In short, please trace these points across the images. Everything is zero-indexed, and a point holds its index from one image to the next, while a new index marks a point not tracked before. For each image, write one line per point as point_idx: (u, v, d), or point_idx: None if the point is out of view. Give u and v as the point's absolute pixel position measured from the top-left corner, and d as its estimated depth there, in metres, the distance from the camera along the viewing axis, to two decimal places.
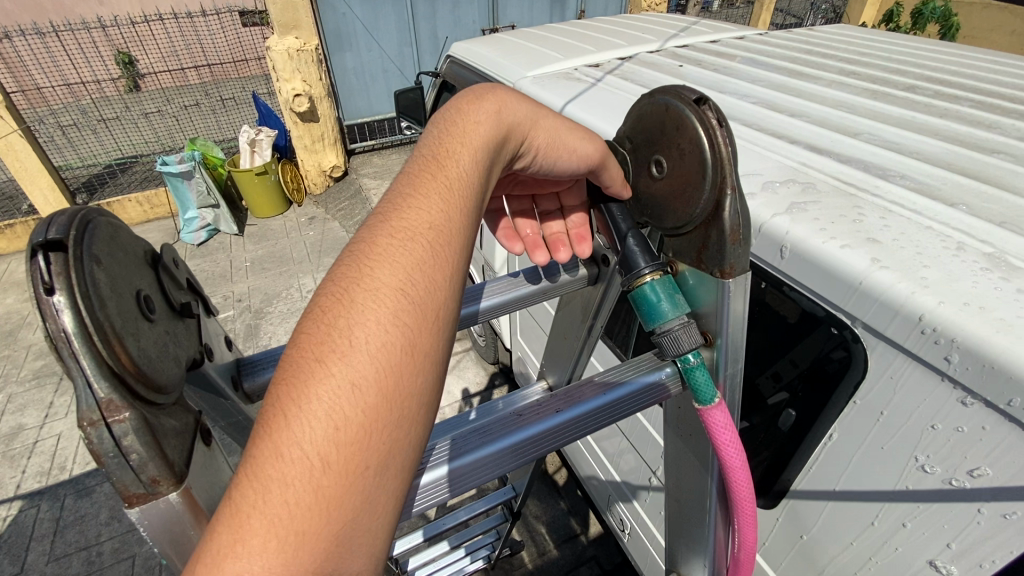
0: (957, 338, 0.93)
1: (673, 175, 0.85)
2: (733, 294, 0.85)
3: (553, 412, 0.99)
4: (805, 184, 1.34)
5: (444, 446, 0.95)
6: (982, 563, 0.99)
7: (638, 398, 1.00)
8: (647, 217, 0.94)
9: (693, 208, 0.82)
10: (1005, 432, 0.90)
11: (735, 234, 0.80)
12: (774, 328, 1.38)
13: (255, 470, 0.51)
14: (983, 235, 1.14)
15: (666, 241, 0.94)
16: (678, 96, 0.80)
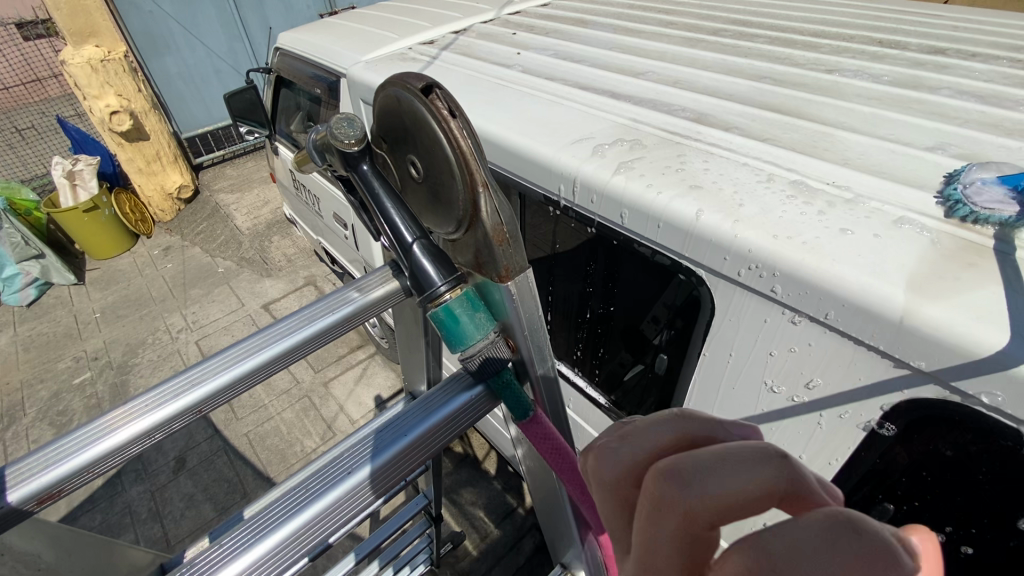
0: (778, 269, 1.02)
1: (427, 176, 0.80)
2: (517, 295, 0.85)
3: (348, 471, 0.94)
4: (632, 141, 1.39)
5: (233, 546, 0.85)
6: (831, 461, 1.13)
7: (462, 413, 1.03)
8: (426, 222, 0.89)
9: (453, 211, 0.78)
10: (829, 343, 1.02)
11: (500, 236, 0.77)
12: (644, 278, 1.45)
13: None
14: (791, 163, 1.25)
15: (449, 245, 0.90)
16: (407, 86, 0.74)
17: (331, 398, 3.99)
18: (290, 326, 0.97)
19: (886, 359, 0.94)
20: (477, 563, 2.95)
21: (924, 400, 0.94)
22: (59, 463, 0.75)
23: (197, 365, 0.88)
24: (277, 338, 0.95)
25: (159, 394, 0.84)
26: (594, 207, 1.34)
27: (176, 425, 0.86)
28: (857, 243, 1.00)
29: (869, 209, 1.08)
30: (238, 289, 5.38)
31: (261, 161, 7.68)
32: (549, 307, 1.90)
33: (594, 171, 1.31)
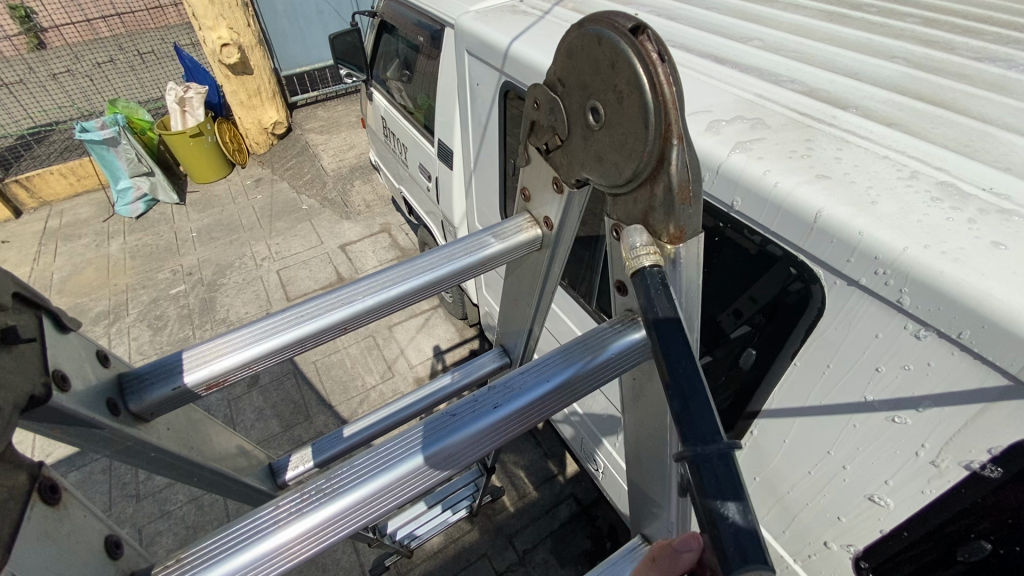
0: (909, 273, 0.93)
1: (609, 125, 0.65)
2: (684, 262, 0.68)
3: (489, 408, 0.81)
4: (754, 120, 1.29)
5: (363, 462, 0.77)
6: (922, 491, 1.04)
7: (594, 377, 0.85)
8: (585, 173, 0.72)
9: (643, 164, 0.61)
10: (953, 364, 0.93)
11: (684, 191, 0.61)
12: (735, 266, 1.38)
13: None
14: (938, 162, 1.12)
15: (607, 199, 0.74)
16: (612, 23, 0.59)
17: (394, 342, 4.17)
18: (432, 261, 0.91)
19: (1018, 387, 0.85)
20: (512, 519, 3.05)
21: None
22: (228, 354, 0.80)
23: (348, 284, 0.87)
24: (418, 272, 0.89)
25: (310, 308, 0.85)
26: (708, 185, 1.26)
27: (324, 338, 0.86)
28: (1013, 260, 0.88)
29: None
30: (318, 227, 5.65)
31: (350, 105, 7.89)
32: None
33: (711, 146, 1.24)
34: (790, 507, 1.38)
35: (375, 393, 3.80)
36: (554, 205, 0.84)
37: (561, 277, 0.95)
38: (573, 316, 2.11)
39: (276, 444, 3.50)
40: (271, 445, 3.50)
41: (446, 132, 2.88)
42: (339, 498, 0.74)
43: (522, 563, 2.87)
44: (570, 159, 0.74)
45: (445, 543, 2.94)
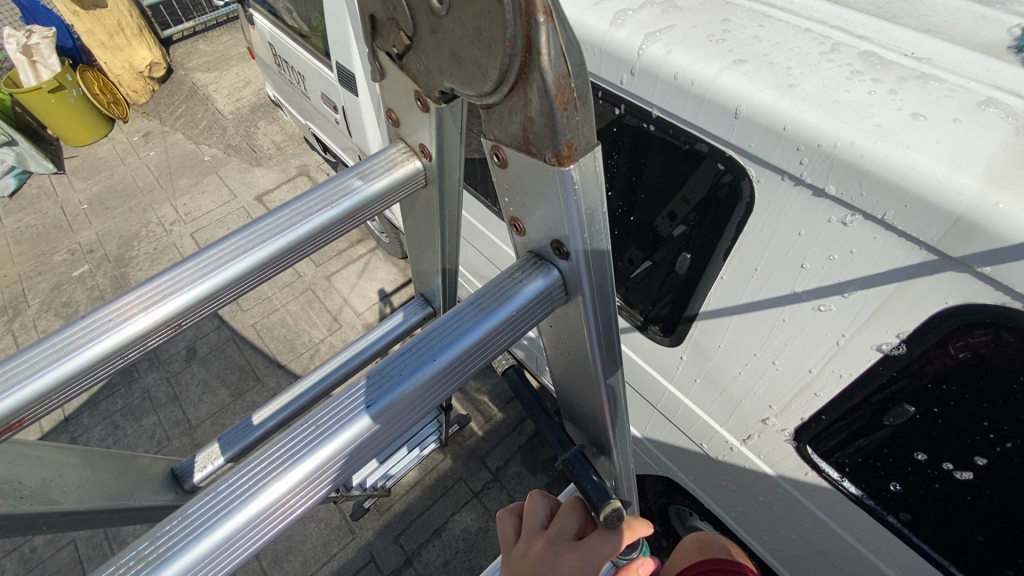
0: (836, 155, 0.88)
1: (453, 14, 0.46)
2: (580, 188, 0.55)
3: (364, 407, 0.60)
4: (665, 3, 1.15)
5: (192, 515, 0.55)
6: (844, 372, 1.10)
7: (499, 336, 0.66)
8: (447, 83, 0.53)
9: (507, 60, 0.44)
10: (876, 248, 0.92)
11: (565, 95, 0.46)
12: (664, 166, 1.31)
13: None
14: (860, 29, 1.05)
15: (478, 115, 0.56)
16: None
17: (334, 291, 3.98)
18: (279, 223, 0.72)
19: (940, 258, 0.86)
20: (482, 441, 3.13)
21: (973, 305, 0.88)
22: (5, 393, 0.58)
23: (177, 267, 0.67)
24: (262, 239, 0.70)
25: (129, 302, 0.65)
26: (630, 82, 1.16)
27: (152, 342, 0.68)
28: (934, 130, 0.85)
29: (951, 86, 0.91)
30: (227, 179, 5.12)
31: (236, 34, 6.94)
32: None
33: (626, 36, 1.12)
34: (733, 397, 1.42)
35: (324, 346, 3.66)
36: (428, 129, 0.70)
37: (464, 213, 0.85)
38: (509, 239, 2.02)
39: (230, 414, 3.36)
40: (224, 416, 3.35)
41: (344, 54, 2.54)
42: (173, 563, 0.53)
43: (498, 479, 2.99)
44: (426, 66, 0.55)
45: (420, 476, 3.00)
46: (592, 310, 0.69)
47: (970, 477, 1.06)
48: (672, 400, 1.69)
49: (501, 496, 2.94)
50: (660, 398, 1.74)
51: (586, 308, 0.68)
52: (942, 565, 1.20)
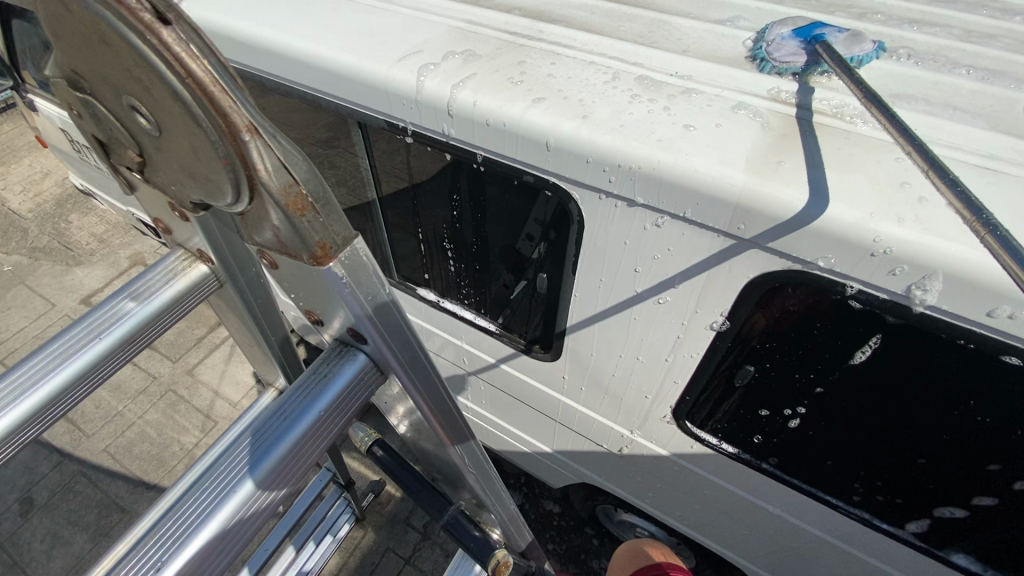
0: (635, 169, 1.01)
1: (167, 133, 0.46)
2: (350, 281, 0.57)
3: (187, 537, 0.60)
4: (465, 53, 1.25)
5: None
6: (692, 352, 1.25)
7: (323, 424, 0.69)
8: (192, 195, 0.52)
9: (231, 175, 0.45)
10: (685, 242, 1.06)
11: (299, 202, 0.47)
12: (512, 188, 1.32)
13: None
14: (633, 57, 1.21)
15: (237, 221, 0.54)
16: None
17: (201, 387, 3.50)
18: (54, 363, 0.68)
19: (734, 241, 1.00)
20: (403, 502, 2.96)
21: (770, 273, 1.02)
22: None
23: None
24: (34, 387, 0.66)
25: None
26: (451, 128, 1.22)
27: None
28: (702, 137, 1.00)
29: (710, 96, 1.09)
30: (39, 287, 4.35)
31: (21, 121, 6.01)
32: (418, 247, 1.76)
33: (436, 86, 1.19)
34: (617, 395, 1.52)
35: (200, 450, 3.22)
36: (197, 234, 0.70)
37: (271, 298, 0.85)
38: None
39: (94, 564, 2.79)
40: (86, 568, 2.77)
41: None
42: None
43: (427, 537, 2.85)
44: (167, 180, 0.53)
45: (343, 560, 2.74)
46: (409, 380, 0.75)
47: (810, 414, 1.23)
48: (569, 410, 1.75)
49: (434, 553, 2.80)
50: (558, 412, 1.80)
51: (404, 380, 0.74)
52: (813, 493, 1.36)
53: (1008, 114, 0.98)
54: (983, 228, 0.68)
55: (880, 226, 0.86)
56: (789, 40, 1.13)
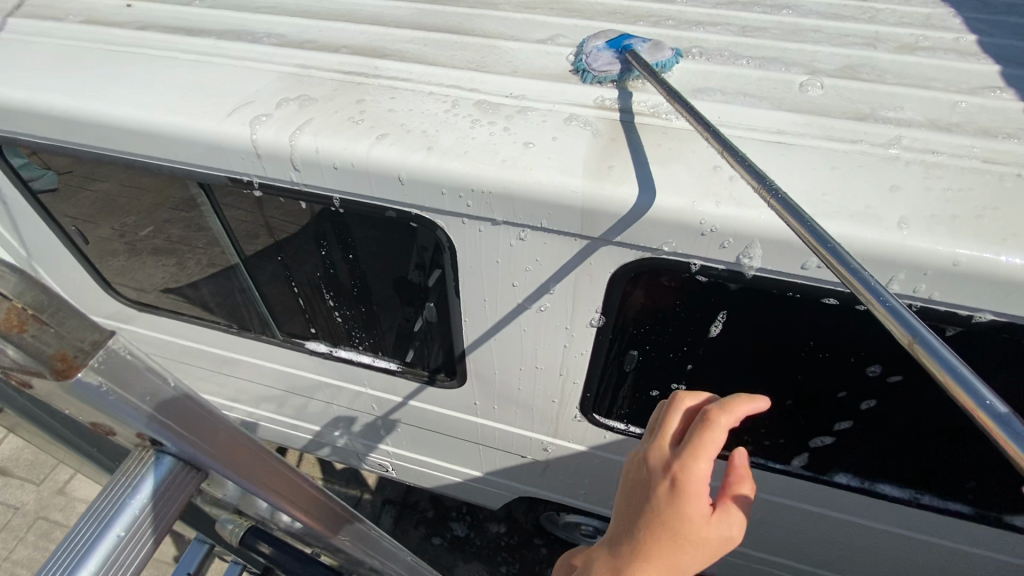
0: (486, 191, 1.05)
1: None
2: (104, 385, 0.78)
3: None
4: (300, 98, 1.22)
5: None
6: (582, 350, 1.30)
7: (140, 524, 0.79)
8: None
9: None
10: (549, 250, 1.11)
11: (17, 323, 0.72)
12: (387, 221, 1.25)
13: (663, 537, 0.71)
14: (468, 83, 1.25)
15: None
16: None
17: (78, 503, 2.82)
18: None
19: (590, 241, 1.07)
20: None
21: (629, 263, 1.09)
22: None
23: None
24: None
25: None
26: (299, 175, 1.18)
27: None
28: (542, 151, 1.06)
29: (544, 112, 1.16)
30: None
31: None
32: (297, 300, 1.66)
33: (273, 136, 1.15)
34: (527, 405, 1.54)
35: None
36: None
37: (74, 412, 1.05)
38: (265, 353, 1.83)
39: None
40: None
41: None
42: None
43: None
44: None
45: None
46: (223, 468, 0.90)
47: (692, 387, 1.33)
48: (488, 430, 1.74)
49: None
50: (478, 435, 1.79)
51: (219, 470, 0.89)
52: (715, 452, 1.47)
53: (786, 95, 1.15)
54: (769, 193, 0.78)
55: (703, 209, 0.97)
56: (604, 51, 1.24)
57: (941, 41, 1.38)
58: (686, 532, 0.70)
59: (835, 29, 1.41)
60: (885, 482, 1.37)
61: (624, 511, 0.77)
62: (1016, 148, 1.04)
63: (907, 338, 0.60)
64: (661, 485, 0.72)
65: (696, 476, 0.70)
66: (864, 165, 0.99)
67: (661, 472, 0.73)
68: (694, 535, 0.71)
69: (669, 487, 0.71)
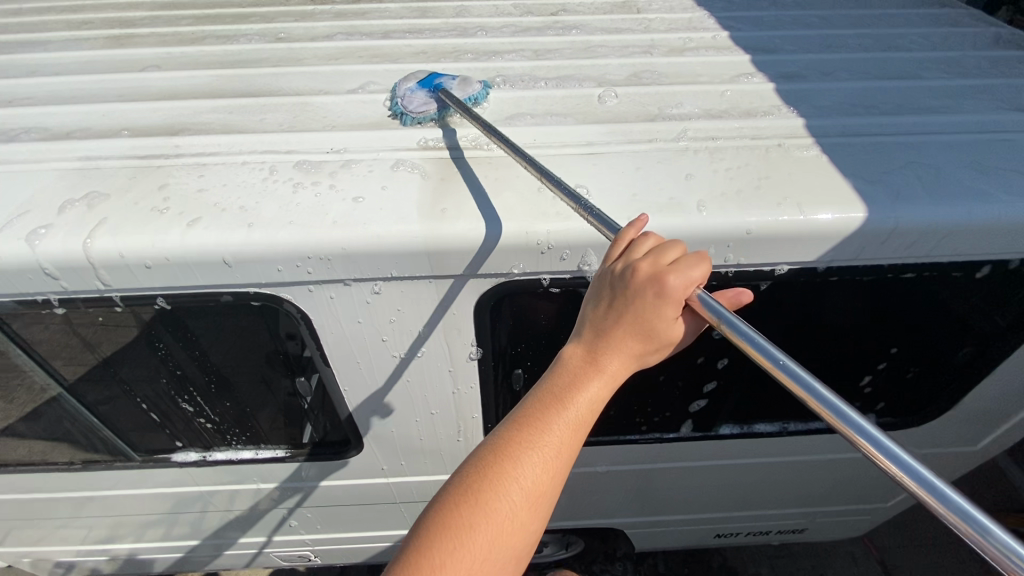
0: (324, 255, 1.02)
1: None
2: None
3: None
4: (89, 196, 1.09)
5: None
6: (469, 384, 1.30)
7: None
8: None
9: None
10: (406, 298, 1.10)
11: None
12: (234, 304, 1.13)
13: (632, 319, 0.75)
14: (284, 145, 1.20)
15: None
16: None
17: None
18: None
19: (444, 281, 1.08)
20: None
21: (487, 292, 1.12)
22: None
23: None
24: None
25: None
26: (106, 281, 1.05)
27: None
28: (373, 204, 1.05)
29: (369, 162, 1.14)
30: None
31: None
32: (147, 413, 1.46)
33: (62, 246, 1.02)
34: (433, 450, 1.49)
35: None
36: None
37: None
38: (124, 481, 1.57)
39: None
40: None
41: None
42: None
43: None
44: None
45: None
46: None
47: None
48: (402, 487, 1.65)
49: None
50: (395, 495, 1.68)
51: None
52: (617, 439, 1.54)
53: (587, 109, 1.27)
54: (587, 212, 0.87)
55: (537, 230, 1.02)
56: (417, 92, 1.26)
57: (701, 40, 1.62)
58: (659, 330, 0.75)
59: (617, 42, 1.59)
60: (759, 421, 1.55)
61: (598, 315, 0.78)
62: (772, 123, 1.24)
63: (716, 319, 0.72)
64: (649, 285, 0.74)
65: (681, 278, 0.74)
66: (662, 161, 1.12)
67: (649, 276, 0.74)
68: (664, 332, 0.76)
69: (657, 287, 0.73)
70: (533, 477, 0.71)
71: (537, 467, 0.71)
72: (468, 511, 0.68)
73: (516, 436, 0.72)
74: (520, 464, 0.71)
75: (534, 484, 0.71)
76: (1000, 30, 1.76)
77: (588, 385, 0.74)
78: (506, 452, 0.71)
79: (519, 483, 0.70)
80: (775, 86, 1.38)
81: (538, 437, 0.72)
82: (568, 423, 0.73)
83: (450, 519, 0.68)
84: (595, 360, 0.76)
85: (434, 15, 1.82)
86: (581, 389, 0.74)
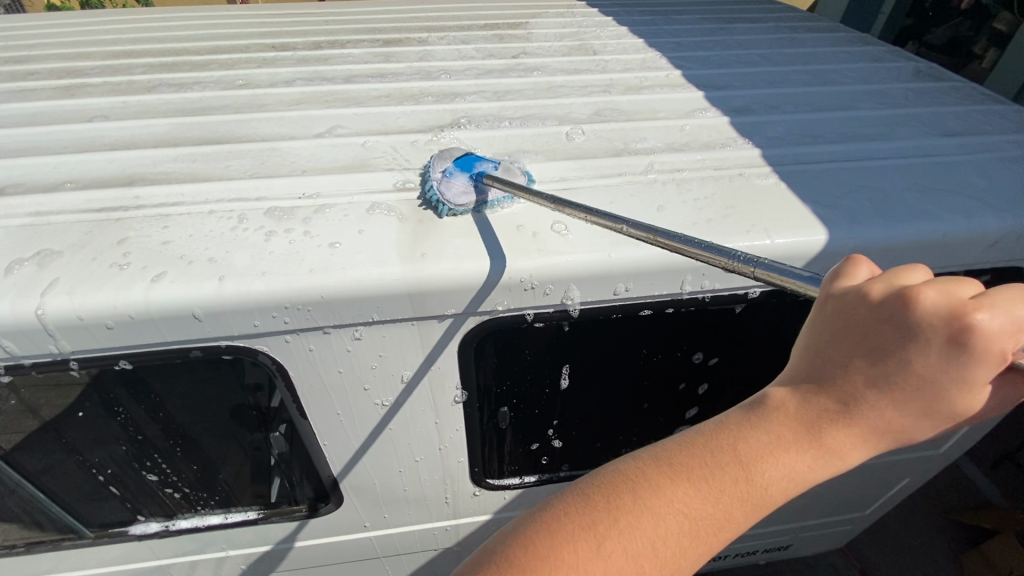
0: (302, 302, 0.99)
1: None
2: None
3: None
4: (39, 254, 1.03)
5: None
6: (454, 426, 1.27)
7: None
8: None
9: None
10: (387, 342, 1.07)
11: None
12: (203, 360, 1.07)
13: (893, 376, 0.58)
14: (253, 192, 1.17)
15: None
16: None
17: None
18: None
19: (426, 322, 1.06)
20: None
21: (471, 330, 1.10)
22: None
23: None
24: None
25: None
26: (62, 344, 0.98)
27: None
28: (350, 249, 1.03)
29: (343, 207, 1.13)
30: None
31: None
32: (102, 485, 1.34)
33: (10, 308, 0.95)
34: (418, 498, 1.43)
35: None
36: None
37: None
38: (73, 561, 1.43)
39: None
40: None
41: None
42: None
43: None
44: None
45: None
46: None
47: (564, 430, 1.40)
48: (385, 540, 1.56)
49: None
50: (377, 550, 1.59)
51: None
52: None
53: (557, 146, 1.30)
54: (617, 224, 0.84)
55: (519, 266, 1.03)
56: (457, 176, 1.12)
57: (656, 79, 1.71)
58: (933, 405, 0.57)
59: (578, 81, 1.66)
60: None
61: (837, 355, 0.62)
62: (731, 154, 1.31)
63: None
64: (940, 330, 0.55)
65: (998, 333, 0.54)
66: (633, 194, 1.16)
67: (945, 319, 0.55)
68: (946, 398, 0.57)
69: (955, 337, 0.54)
70: (683, 524, 0.60)
71: (695, 510, 0.60)
72: (593, 540, 0.59)
73: (682, 478, 0.61)
74: (678, 502, 0.60)
75: (683, 528, 0.60)
76: (919, 64, 1.94)
77: (789, 456, 0.61)
78: (665, 489, 0.61)
79: (667, 524, 0.60)
80: (729, 120, 1.47)
81: (707, 476, 0.61)
82: (745, 491, 0.60)
83: (582, 523, 0.60)
84: (815, 420, 0.61)
85: (397, 59, 1.85)
86: (778, 457, 0.61)
